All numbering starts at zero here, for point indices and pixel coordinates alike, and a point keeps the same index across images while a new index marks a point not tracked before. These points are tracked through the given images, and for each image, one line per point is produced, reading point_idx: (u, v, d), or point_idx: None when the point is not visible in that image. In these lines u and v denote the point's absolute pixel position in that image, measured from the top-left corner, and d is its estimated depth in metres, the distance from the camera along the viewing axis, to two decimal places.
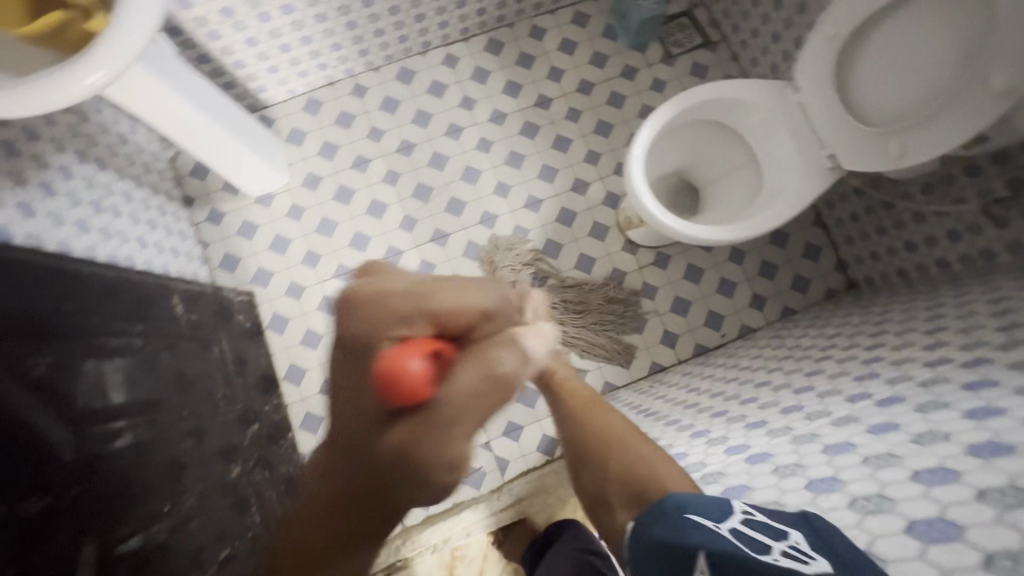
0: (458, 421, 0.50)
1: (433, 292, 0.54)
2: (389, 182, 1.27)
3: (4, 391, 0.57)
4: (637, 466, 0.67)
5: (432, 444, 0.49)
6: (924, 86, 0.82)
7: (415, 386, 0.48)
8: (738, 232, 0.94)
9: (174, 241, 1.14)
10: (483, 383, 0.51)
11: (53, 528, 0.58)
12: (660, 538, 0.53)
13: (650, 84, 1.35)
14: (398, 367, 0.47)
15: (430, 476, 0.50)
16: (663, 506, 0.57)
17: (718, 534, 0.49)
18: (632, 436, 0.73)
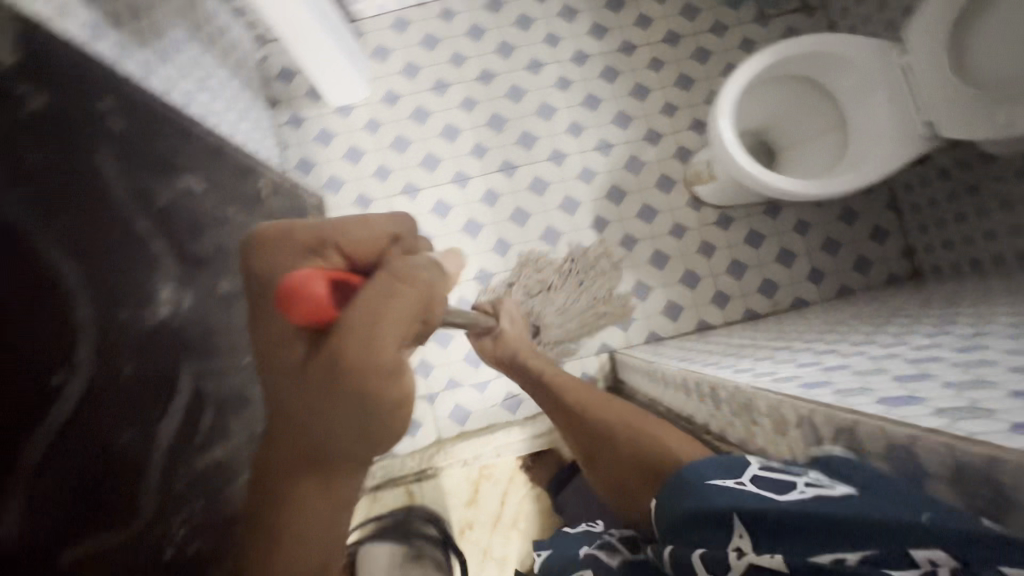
0: (375, 326, 0.47)
1: (340, 229, 0.56)
2: (465, 108, 1.29)
3: (132, 215, 0.60)
4: (645, 442, 0.71)
5: (363, 349, 0.47)
6: None
7: (321, 304, 0.46)
8: (821, 188, 0.93)
9: (258, 136, 1.18)
10: (399, 290, 0.49)
11: (164, 346, 0.61)
12: (687, 507, 0.51)
13: (738, 43, 1.32)
14: (303, 288, 0.45)
15: (365, 385, 0.48)
16: (682, 476, 0.55)
17: (744, 494, 0.47)
18: (644, 424, 0.75)
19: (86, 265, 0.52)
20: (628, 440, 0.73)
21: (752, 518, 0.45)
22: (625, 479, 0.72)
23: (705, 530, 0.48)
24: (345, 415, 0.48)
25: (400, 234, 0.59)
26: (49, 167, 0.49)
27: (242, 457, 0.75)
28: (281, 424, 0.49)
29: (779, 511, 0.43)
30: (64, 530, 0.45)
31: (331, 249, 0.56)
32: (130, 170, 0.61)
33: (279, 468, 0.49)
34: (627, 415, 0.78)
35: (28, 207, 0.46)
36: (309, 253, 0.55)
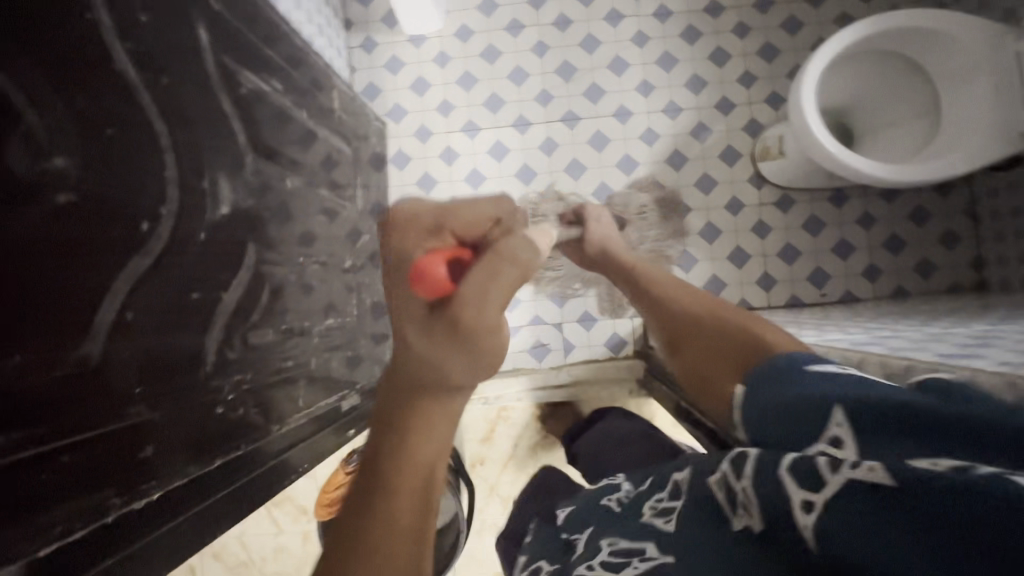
0: (484, 298, 0.47)
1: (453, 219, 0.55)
2: (537, 53, 1.27)
3: (217, 97, 0.63)
4: (733, 336, 0.63)
5: (472, 307, 0.47)
6: None
7: (441, 285, 0.48)
8: (901, 174, 0.89)
9: (331, 54, 1.20)
10: (505, 269, 0.49)
11: (234, 224, 0.65)
12: (773, 397, 0.47)
13: (834, 17, 1.24)
14: (427, 270, 0.48)
15: (472, 342, 0.48)
16: (766, 370, 0.52)
17: (844, 384, 0.41)
18: (743, 317, 0.67)
19: (176, 132, 0.55)
20: (719, 329, 0.66)
21: (860, 409, 0.37)
22: (700, 362, 0.66)
23: (796, 428, 0.42)
24: (458, 361, 0.47)
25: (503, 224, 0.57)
26: (154, 33, 0.52)
27: (288, 345, 0.80)
28: (405, 361, 0.49)
29: (872, 396, 0.37)
30: (137, 370, 0.50)
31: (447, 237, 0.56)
32: (219, 54, 0.64)
33: (396, 397, 0.48)
34: (725, 310, 0.70)
35: (134, 65, 0.50)
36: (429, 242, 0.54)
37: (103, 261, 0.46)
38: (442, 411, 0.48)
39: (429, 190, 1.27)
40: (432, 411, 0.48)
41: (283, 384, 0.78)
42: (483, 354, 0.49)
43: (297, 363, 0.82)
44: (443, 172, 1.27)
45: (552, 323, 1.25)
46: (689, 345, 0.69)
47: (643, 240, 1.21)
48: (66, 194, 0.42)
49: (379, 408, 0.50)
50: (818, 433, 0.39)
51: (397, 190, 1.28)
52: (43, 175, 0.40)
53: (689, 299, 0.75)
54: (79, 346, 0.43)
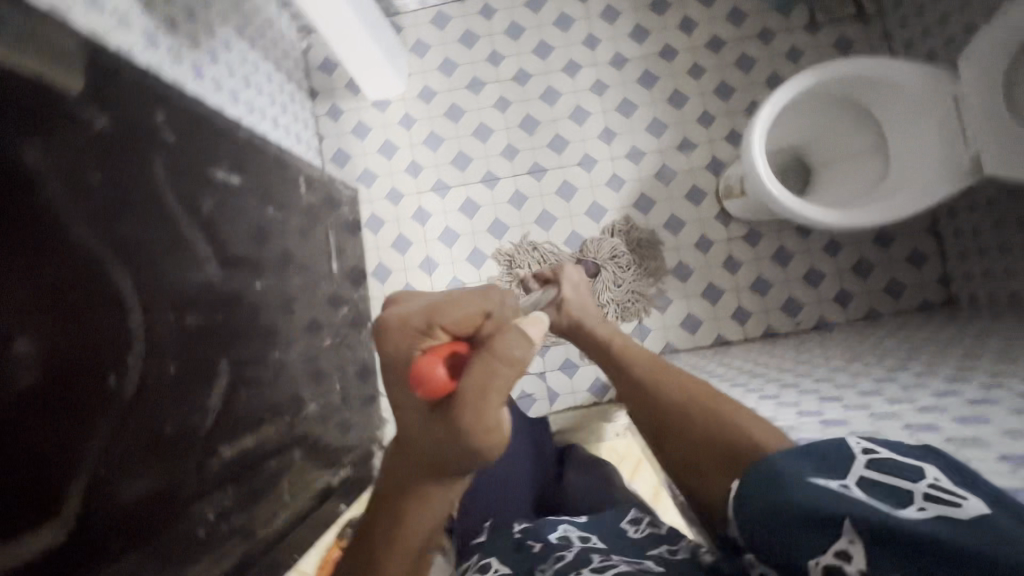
0: (486, 398, 0.46)
1: (436, 311, 0.49)
2: (500, 108, 1.30)
3: (179, 221, 0.65)
4: (703, 420, 0.67)
5: (476, 409, 0.46)
6: None
7: (442, 386, 0.46)
8: (852, 218, 0.91)
9: (298, 128, 1.22)
10: (505, 366, 0.46)
11: (204, 341, 0.67)
12: (777, 502, 0.45)
13: (785, 50, 1.28)
14: (425, 371, 0.45)
15: (472, 445, 0.47)
16: (766, 467, 0.49)
17: (855, 502, 0.42)
18: (720, 405, 0.68)
19: (138, 274, 0.57)
20: (697, 416, 0.68)
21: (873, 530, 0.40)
22: (685, 455, 0.67)
23: (809, 530, 0.42)
24: (461, 450, 0.47)
25: (491, 309, 0.52)
26: (110, 186, 0.55)
27: (272, 443, 0.81)
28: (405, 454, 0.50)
29: (893, 526, 0.39)
30: (113, 515, 0.52)
31: (435, 328, 0.50)
32: (179, 179, 0.66)
33: (394, 484, 0.52)
34: (695, 393, 0.73)
35: (92, 224, 0.52)
36: (417, 336, 0.49)
37: (72, 424, 0.48)
38: (439, 499, 0.52)
39: (405, 251, 1.29)
40: (431, 498, 0.51)
41: (268, 481, 0.79)
42: (483, 453, 0.48)
43: (281, 456, 0.84)
44: (418, 232, 1.29)
45: (535, 373, 1.27)
46: (674, 440, 0.70)
47: (618, 285, 1.23)
48: (30, 372, 0.45)
49: (379, 497, 0.53)
50: (826, 543, 0.41)
51: (373, 253, 1.30)
52: (6, 364, 0.43)
53: (660, 373, 0.82)
54: (53, 514, 0.46)
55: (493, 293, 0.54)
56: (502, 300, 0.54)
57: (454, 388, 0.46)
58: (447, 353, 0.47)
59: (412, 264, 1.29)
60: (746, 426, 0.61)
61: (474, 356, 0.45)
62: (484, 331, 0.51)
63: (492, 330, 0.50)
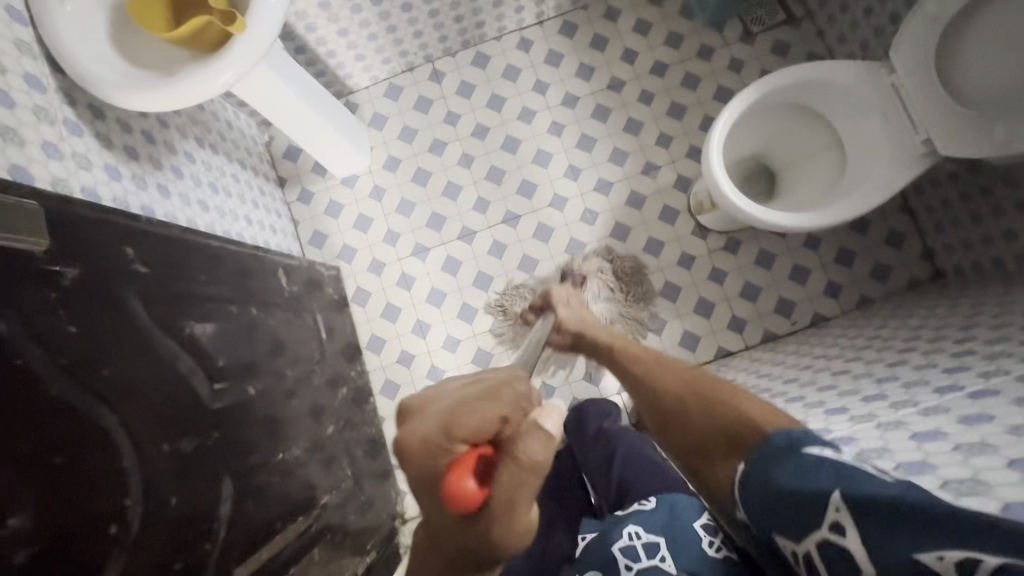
0: (515, 504, 0.48)
1: (454, 423, 0.47)
2: (463, 165, 1.33)
3: (161, 347, 0.65)
4: (710, 412, 0.68)
5: (508, 516, 0.48)
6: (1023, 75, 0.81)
7: (475, 500, 0.46)
8: (823, 219, 0.93)
9: (271, 219, 1.24)
10: (536, 467, 0.49)
11: (203, 462, 0.66)
12: (779, 484, 0.54)
13: (726, 63, 1.33)
14: (456, 491, 0.45)
15: (508, 542, 0.49)
16: (766, 446, 0.58)
17: (838, 474, 0.50)
18: (734, 397, 0.68)
19: (126, 415, 0.57)
20: (707, 412, 0.68)
21: (857, 500, 0.47)
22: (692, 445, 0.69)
23: (807, 504, 0.51)
24: (493, 547, 0.49)
25: (507, 412, 0.50)
26: (86, 336, 0.55)
27: (289, 549, 0.79)
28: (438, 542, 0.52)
29: (871, 494, 0.46)
30: None
31: (452, 439, 0.48)
32: (156, 307, 0.67)
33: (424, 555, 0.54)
34: (701, 386, 0.73)
35: (72, 379, 0.52)
36: (433, 450, 0.47)
37: None
38: None
39: (395, 319, 1.30)
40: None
41: None
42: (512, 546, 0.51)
43: (300, 561, 0.81)
44: (405, 298, 1.30)
45: None
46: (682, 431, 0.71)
47: (609, 315, 1.23)
48: (25, 549, 0.44)
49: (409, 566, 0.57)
50: (818, 511, 0.50)
51: (364, 326, 1.30)
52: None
53: (660, 370, 0.81)
54: None
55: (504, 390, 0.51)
56: (513, 390, 0.53)
57: (487, 496, 0.47)
58: (477, 469, 0.47)
59: (405, 330, 1.29)
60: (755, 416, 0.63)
61: (502, 467, 0.47)
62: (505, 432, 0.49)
63: (513, 432, 0.49)
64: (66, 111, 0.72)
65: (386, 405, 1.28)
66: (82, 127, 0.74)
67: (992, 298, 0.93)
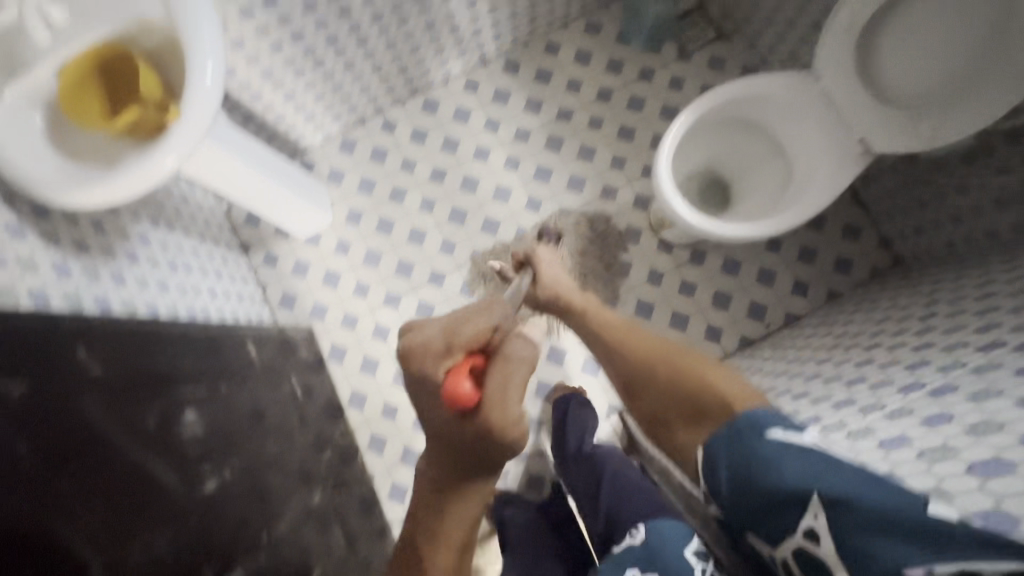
0: (506, 401, 0.65)
1: (456, 335, 0.70)
2: (424, 210, 1.34)
3: (124, 446, 0.63)
4: (671, 374, 0.76)
5: (497, 415, 0.64)
6: (946, 69, 0.85)
7: (470, 398, 0.64)
8: (773, 227, 0.95)
9: (237, 287, 1.22)
10: (518, 366, 0.69)
11: (182, 563, 0.63)
12: (754, 479, 0.61)
13: (668, 83, 1.37)
14: (454, 388, 0.63)
15: (503, 437, 0.64)
16: (735, 433, 0.65)
17: (810, 469, 0.57)
18: (696, 365, 0.76)
19: (91, 527, 0.54)
20: (672, 378, 0.76)
21: (834, 501, 0.54)
22: (656, 415, 0.76)
23: (784, 503, 0.58)
24: (489, 444, 0.65)
25: (498, 324, 0.73)
26: (41, 454, 0.53)
27: None
28: (450, 452, 0.68)
29: (846, 494, 0.53)
30: None
31: (455, 348, 0.70)
32: (115, 406, 0.65)
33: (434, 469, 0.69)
34: (669, 352, 0.79)
35: (27, 501, 0.50)
36: (441, 358, 0.69)
37: None
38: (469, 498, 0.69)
39: (375, 371, 1.28)
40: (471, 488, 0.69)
41: None
42: (510, 447, 0.66)
43: None
44: (382, 350, 1.29)
45: (536, 453, 1.24)
46: (647, 398, 0.77)
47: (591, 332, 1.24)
48: None
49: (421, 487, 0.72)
50: (797, 511, 0.57)
51: (343, 383, 1.28)
52: None
53: (631, 337, 0.83)
54: None
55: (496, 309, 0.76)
56: (505, 312, 0.77)
57: (480, 397, 0.65)
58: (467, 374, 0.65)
59: (386, 381, 1.28)
60: (714, 384, 0.72)
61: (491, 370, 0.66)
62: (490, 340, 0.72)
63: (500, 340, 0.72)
64: (5, 216, 0.70)
65: (375, 461, 1.25)
66: (25, 229, 0.72)
67: (949, 281, 0.96)
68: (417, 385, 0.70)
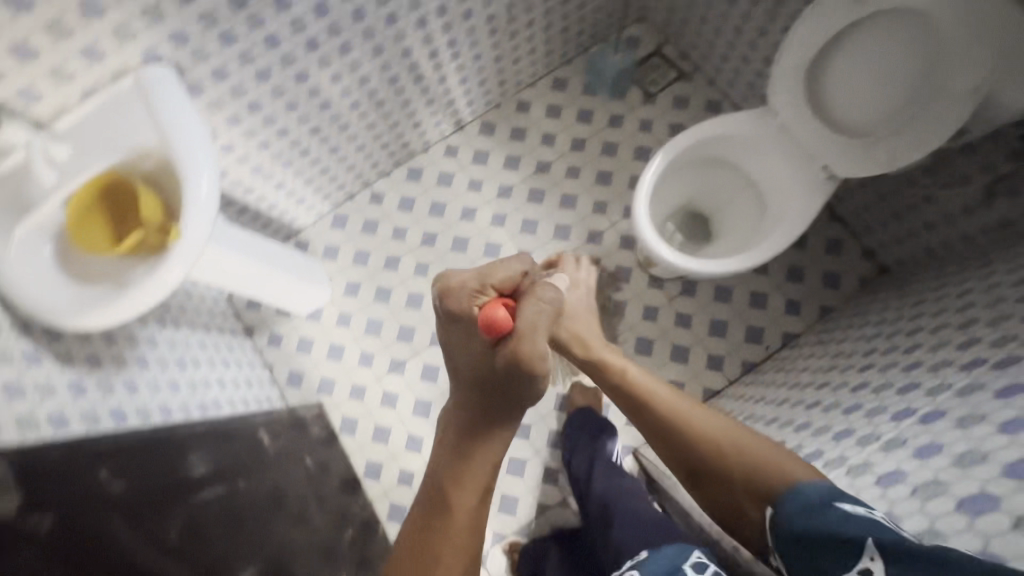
0: (537, 327, 0.65)
1: (488, 275, 0.77)
2: (419, 274, 1.38)
3: (148, 565, 0.64)
4: (739, 455, 0.75)
5: (529, 341, 0.64)
6: (892, 96, 0.87)
7: (502, 324, 0.66)
8: (757, 258, 0.99)
9: (246, 372, 1.24)
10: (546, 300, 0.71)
11: None
12: (811, 529, 0.60)
13: (637, 126, 1.44)
14: (489, 315, 0.66)
15: (531, 370, 0.64)
16: (800, 497, 0.64)
17: (870, 522, 0.56)
18: (764, 447, 0.74)
19: None
20: (740, 456, 0.74)
21: (890, 548, 0.53)
22: (726, 497, 0.75)
23: (839, 551, 0.56)
24: (517, 375, 0.64)
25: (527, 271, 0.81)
26: None
27: None
28: (478, 388, 0.68)
29: (903, 544, 0.52)
30: None
31: (488, 288, 0.76)
32: (135, 526, 0.66)
33: (458, 412, 0.70)
34: (730, 431, 0.78)
35: None
36: (476, 295, 0.75)
37: None
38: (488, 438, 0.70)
39: (387, 439, 1.29)
40: (489, 435, 0.69)
41: None
42: (538, 382, 0.65)
43: None
44: (392, 416, 1.30)
45: (556, 503, 1.24)
46: (714, 482, 0.76)
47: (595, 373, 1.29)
48: None
49: (444, 434, 0.72)
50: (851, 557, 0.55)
51: (358, 454, 1.29)
52: None
53: (689, 411, 0.83)
54: None
55: (524, 261, 0.83)
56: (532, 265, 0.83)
57: (514, 326, 0.66)
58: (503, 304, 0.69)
59: (399, 447, 1.29)
60: (785, 463, 0.70)
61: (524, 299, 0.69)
62: (520, 285, 0.78)
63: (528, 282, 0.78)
64: (23, 345, 0.73)
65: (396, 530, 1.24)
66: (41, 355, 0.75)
67: (932, 289, 0.99)
68: (454, 321, 0.73)
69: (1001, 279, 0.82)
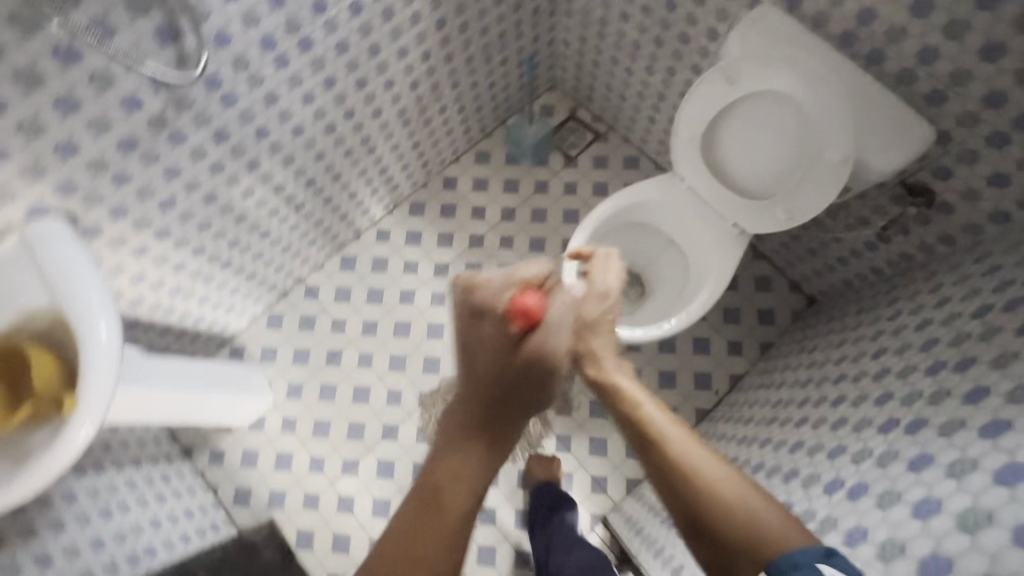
0: (562, 326, 0.62)
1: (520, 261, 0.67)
2: (362, 366, 1.34)
3: None
4: (747, 522, 0.58)
5: (557, 339, 0.61)
6: (781, 159, 0.93)
7: (534, 312, 0.61)
8: (687, 319, 1.01)
9: (185, 501, 1.16)
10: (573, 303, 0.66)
11: None
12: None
13: (563, 190, 1.48)
14: (522, 300, 0.61)
15: (547, 370, 0.60)
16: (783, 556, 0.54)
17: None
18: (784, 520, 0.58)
19: None
20: (750, 522, 0.58)
21: None
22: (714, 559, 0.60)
23: None
24: (530, 373, 0.60)
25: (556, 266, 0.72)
26: None
27: None
28: (482, 381, 0.61)
29: None
30: None
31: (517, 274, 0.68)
32: None
33: (459, 407, 0.62)
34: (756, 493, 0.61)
35: None
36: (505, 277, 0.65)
37: None
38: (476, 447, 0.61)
39: (348, 548, 1.22)
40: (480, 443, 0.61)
41: None
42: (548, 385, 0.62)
43: None
44: (351, 521, 1.24)
45: None
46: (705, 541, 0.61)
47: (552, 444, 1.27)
48: None
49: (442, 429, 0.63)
50: None
51: (318, 570, 1.21)
52: None
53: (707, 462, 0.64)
54: None
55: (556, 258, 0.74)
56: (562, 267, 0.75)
57: (542, 319, 0.61)
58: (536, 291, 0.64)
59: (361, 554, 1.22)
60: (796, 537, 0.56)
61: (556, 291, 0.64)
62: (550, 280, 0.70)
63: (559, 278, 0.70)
64: None
65: None
66: None
67: (851, 327, 1.03)
68: (471, 304, 0.64)
69: (907, 322, 0.86)
